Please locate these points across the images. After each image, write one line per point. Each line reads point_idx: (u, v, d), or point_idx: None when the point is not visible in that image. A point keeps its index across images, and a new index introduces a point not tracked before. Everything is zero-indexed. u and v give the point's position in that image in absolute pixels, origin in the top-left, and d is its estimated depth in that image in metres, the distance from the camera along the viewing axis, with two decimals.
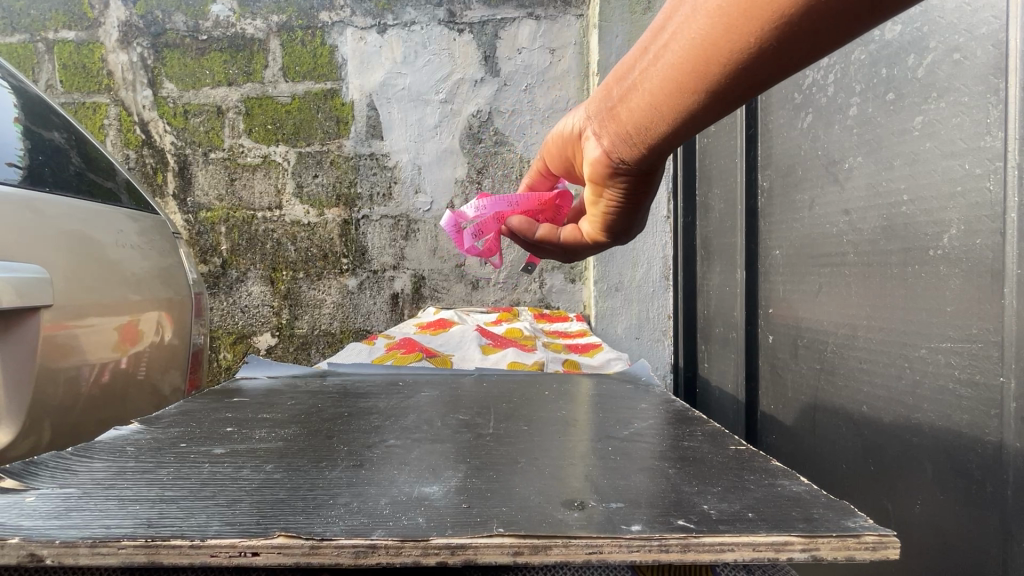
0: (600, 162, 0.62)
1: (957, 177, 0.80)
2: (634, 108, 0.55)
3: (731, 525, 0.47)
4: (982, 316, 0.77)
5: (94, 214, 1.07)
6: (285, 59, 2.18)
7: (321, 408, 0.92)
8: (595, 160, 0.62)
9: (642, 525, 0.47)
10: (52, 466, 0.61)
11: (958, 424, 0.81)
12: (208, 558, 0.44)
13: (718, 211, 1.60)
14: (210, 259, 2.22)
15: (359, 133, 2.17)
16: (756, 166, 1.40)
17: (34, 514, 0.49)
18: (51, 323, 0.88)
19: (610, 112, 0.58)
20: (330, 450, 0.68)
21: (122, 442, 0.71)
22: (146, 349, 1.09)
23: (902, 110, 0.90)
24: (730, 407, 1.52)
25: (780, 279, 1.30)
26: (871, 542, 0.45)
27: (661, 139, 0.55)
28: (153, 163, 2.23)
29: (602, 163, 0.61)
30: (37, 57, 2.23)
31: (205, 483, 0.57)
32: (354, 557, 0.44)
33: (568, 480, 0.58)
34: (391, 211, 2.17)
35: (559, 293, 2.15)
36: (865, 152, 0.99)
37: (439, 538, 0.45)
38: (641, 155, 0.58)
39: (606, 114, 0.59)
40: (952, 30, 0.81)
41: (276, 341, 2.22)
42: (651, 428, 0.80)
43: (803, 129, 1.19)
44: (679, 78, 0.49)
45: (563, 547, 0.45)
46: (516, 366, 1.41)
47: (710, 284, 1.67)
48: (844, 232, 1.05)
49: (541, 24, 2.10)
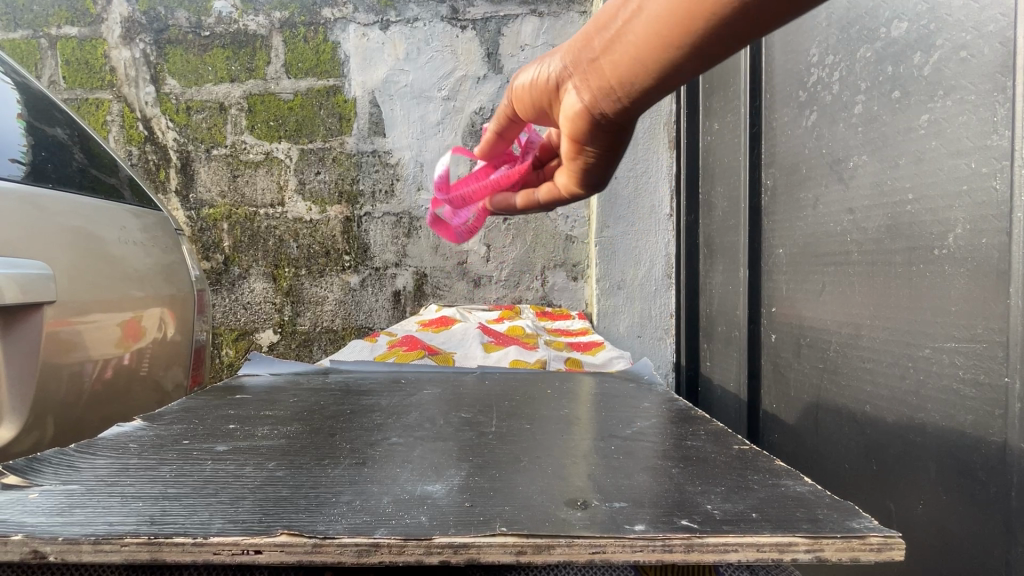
0: (578, 119, 0.56)
1: (963, 175, 0.80)
2: (622, 56, 0.49)
3: (734, 526, 0.47)
4: (987, 316, 0.76)
5: (96, 211, 1.07)
6: (288, 56, 2.18)
7: (324, 406, 0.92)
8: (573, 111, 0.56)
9: (646, 525, 0.47)
10: (55, 463, 0.61)
11: (962, 423, 0.80)
12: (211, 556, 0.44)
13: (721, 210, 1.59)
14: (212, 256, 2.22)
15: (361, 130, 2.17)
16: (760, 165, 1.39)
17: (37, 512, 0.49)
18: (53, 319, 0.88)
19: (590, 65, 0.52)
20: (332, 448, 0.68)
21: (125, 439, 0.71)
22: (148, 345, 1.09)
23: (909, 108, 0.90)
24: (732, 406, 1.52)
25: (783, 277, 1.29)
26: (876, 544, 0.44)
27: (644, 90, 0.50)
28: (156, 159, 2.23)
29: (578, 121, 0.56)
30: (41, 53, 2.23)
31: (207, 481, 0.57)
32: (357, 556, 0.44)
33: (571, 479, 0.58)
34: (394, 208, 2.17)
35: (561, 291, 2.16)
36: (870, 151, 0.99)
37: (442, 537, 0.45)
38: (620, 114, 0.54)
39: (584, 67, 0.53)
40: (960, 27, 0.80)
41: (279, 338, 2.22)
42: (654, 427, 0.80)
43: (808, 127, 1.18)
44: (666, 27, 0.45)
45: (566, 546, 0.45)
46: (518, 364, 1.41)
47: (712, 282, 1.67)
48: (849, 231, 1.05)
49: (545, 21, 2.09)
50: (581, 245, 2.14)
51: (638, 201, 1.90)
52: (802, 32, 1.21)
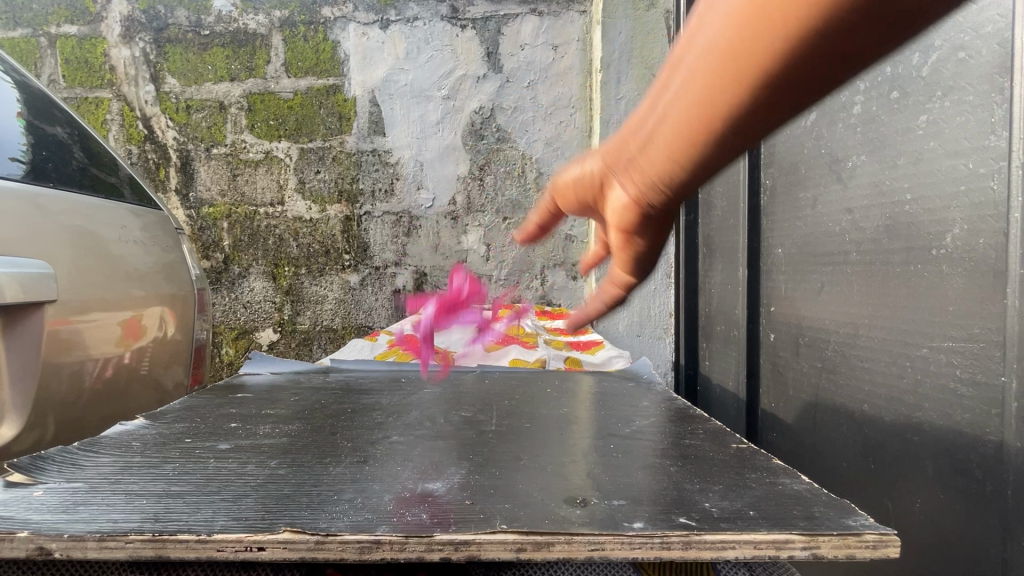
0: (626, 216, 0.49)
1: (961, 176, 0.80)
2: (660, 153, 0.43)
3: (732, 523, 0.47)
4: (984, 316, 0.77)
5: (97, 211, 1.07)
6: (288, 55, 2.18)
7: (324, 405, 0.92)
8: (621, 207, 0.49)
9: (645, 523, 0.48)
10: (59, 461, 0.61)
11: (959, 423, 0.81)
12: (215, 553, 0.45)
13: (720, 210, 1.60)
14: (212, 255, 2.23)
15: (361, 129, 2.17)
16: (759, 165, 1.39)
17: (42, 509, 0.50)
18: (53, 318, 0.89)
19: (629, 166, 0.46)
20: (334, 447, 0.68)
21: (128, 437, 0.71)
22: (149, 344, 1.10)
23: (907, 108, 0.90)
24: (731, 405, 1.52)
25: (781, 277, 1.30)
26: (872, 541, 0.45)
27: (694, 181, 0.44)
28: (156, 158, 2.23)
29: (627, 219, 0.50)
30: (40, 52, 2.23)
31: (210, 479, 0.58)
32: (359, 552, 0.45)
33: (571, 477, 0.58)
34: (394, 207, 2.18)
35: (561, 291, 2.16)
36: (868, 151, 0.99)
37: (443, 534, 0.46)
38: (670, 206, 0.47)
39: (623, 169, 0.47)
40: (958, 28, 0.80)
41: (279, 337, 2.22)
42: (653, 426, 0.80)
43: (807, 127, 1.19)
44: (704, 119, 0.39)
45: (566, 543, 0.45)
46: (518, 363, 1.41)
47: (711, 282, 1.67)
48: (847, 231, 1.05)
49: (545, 21, 2.09)
50: (581, 245, 2.15)
51: None
52: None
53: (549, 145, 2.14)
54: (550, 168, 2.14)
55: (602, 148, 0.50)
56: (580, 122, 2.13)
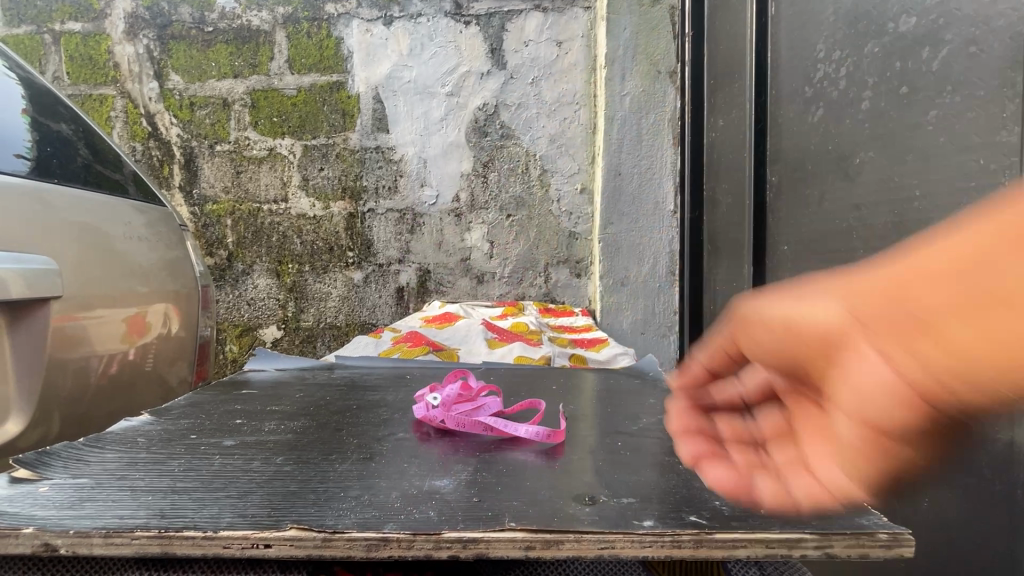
0: (853, 395, 0.31)
1: (971, 172, 0.79)
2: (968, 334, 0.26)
3: (743, 522, 0.47)
4: None
5: (101, 207, 1.07)
6: (291, 52, 2.17)
7: (329, 401, 0.92)
8: (850, 384, 0.32)
9: (654, 521, 0.47)
10: (65, 457, 0.61)
11: None
12: (221, 550, 0.44)
13: (725, 207, 1.59)
14: (216, 252, 2.23)
15: (365, 126, 2.17)
16: (765, 162, 1.38)
17: (48, 505, 0.49)
18: (59, 315, 0.88)
19: (897, 333, 0.29)
20: (339, 443, 0.68)
21: (133, 433, 0.71)
22: (153, 341, 1.10)
23: (917, 104, 0.89)
24: None
25: (788, 274, 1.29)
26: (885, 540, 0.44)
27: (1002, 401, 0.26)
28: (160, 155, 2.23)
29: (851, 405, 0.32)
30: (44, 49, 2.23)
31: (216, 475, 0.57)
32: (367, 549, 0.45)
33: (577, 474, 0.58)
34: (397, 204, 2.17)
35: (565, 288, 2.16)
36: (877, 146, 0.98)
37: (451, 532, 0.45)
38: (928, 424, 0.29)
39: (881, 331, 0.30)
40: (969, 22, 0.79)
41: (283, 334, 2.23)
42: (659, 423, 0.80)
43: (814, 123, 1.18)
44: None
45: (575, 542, 0.45)
46: (522, 361, 1.41)
47: (716, 279, 1.66)
48: (855, 228, 1.04)
49: (550, 16, 2.08)
50: (585, 242, 2.14)
51: (641, 198, 1.93)
52: (808, 27, 1.20)
53: (553, 142, 2.12)
54: (554, 165, 2.13)
55: (853, 288, 0.34)
56: (584, 118, 2.12)
